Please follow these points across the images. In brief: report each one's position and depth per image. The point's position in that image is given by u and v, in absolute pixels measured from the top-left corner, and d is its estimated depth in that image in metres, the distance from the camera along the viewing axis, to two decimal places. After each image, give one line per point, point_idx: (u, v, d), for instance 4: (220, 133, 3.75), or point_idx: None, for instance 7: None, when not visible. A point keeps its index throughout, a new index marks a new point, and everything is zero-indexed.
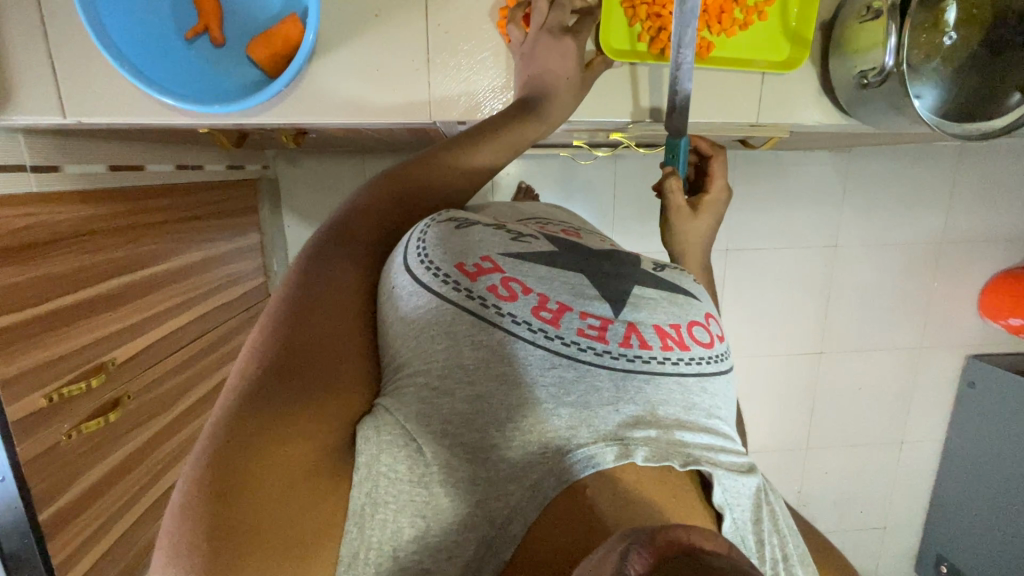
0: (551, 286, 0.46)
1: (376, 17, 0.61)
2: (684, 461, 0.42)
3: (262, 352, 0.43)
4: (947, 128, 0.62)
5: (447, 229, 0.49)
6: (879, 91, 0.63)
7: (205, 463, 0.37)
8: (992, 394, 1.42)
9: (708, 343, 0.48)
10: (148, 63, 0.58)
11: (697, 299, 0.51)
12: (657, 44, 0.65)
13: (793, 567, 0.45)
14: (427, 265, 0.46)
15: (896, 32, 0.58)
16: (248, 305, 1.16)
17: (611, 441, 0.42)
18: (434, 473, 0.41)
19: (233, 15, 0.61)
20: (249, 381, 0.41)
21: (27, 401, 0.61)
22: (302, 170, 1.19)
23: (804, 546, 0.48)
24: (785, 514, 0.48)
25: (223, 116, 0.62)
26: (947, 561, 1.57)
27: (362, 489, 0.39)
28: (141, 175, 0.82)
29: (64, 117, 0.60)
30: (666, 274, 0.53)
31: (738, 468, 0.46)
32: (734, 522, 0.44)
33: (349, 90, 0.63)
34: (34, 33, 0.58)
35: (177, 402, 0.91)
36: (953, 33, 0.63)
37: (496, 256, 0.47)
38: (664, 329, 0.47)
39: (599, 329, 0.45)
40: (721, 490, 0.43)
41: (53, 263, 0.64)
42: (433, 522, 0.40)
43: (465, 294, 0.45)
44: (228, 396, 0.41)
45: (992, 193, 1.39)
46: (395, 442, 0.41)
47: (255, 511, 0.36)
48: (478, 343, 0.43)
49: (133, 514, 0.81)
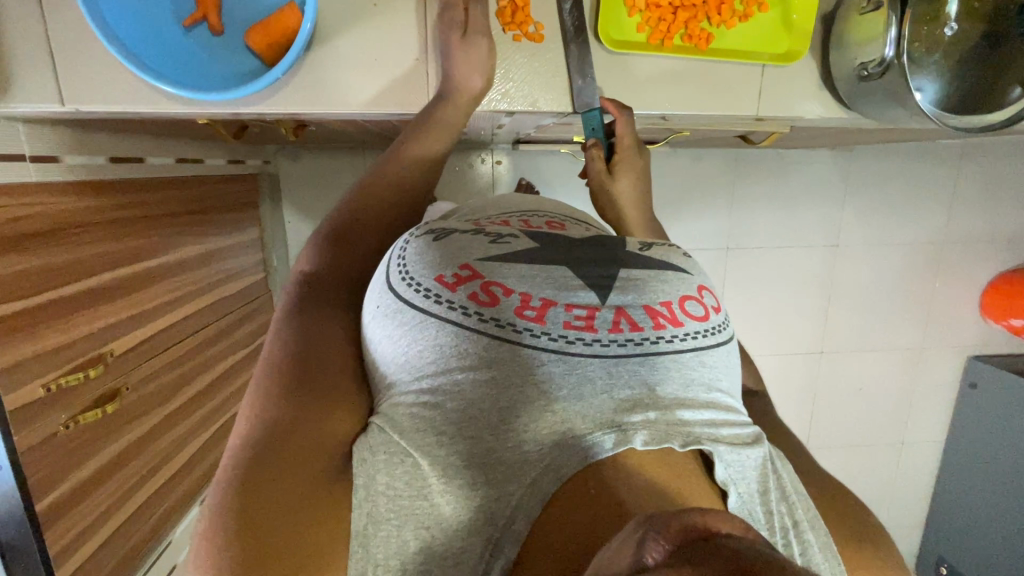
0: (533, 283, 0.46)
1: (374, 6, 0.61)
2: (684, 440, 0.42)
3: (260, 382, 0.46)
4: (950, 120, 0.62)
5: (426, 240, 0.49)
6: (879, 84, 0.63)
7: (222, 502, 0.38)
8: (993, 396, 1.42)
9: (703, 316, 0.48)
10: (147, 51, 0.58)
11: (689, 273, 0.51)
12: (657, 35, 0.65)
13: (804, 534, 0.43)
14: (408, 282, 0.46)
15: (895, 24, 0.58)
16: (247, 300, 1.16)
17: (609, 428, 0.42)
18: (432, 483, 0.41)
19: (232, 3, 0.61)
20: (253, 411, 0.44)
21: (27, 390, 0.61)
22: (303, 165, 1.20)
23: (813, 507, 0.46)
24: (790, 476, 0.46)
25: (221, 105, 0.62)
26: (946, 563, 1.56)
27: (362, 510, 0.40)
28: (141, 168, 0.82)
29: (62, 105, 0.60)
30: (653, 252, 0.52)
31: (741, 440, 0.45)
32: (740, 497, 0.42)
33: (345, 80, 0.63)
34: (34, 22, 0.58)
35: (175, 396, 0.91)
36: (954, 24, 0.63)
37: (474, 264, 0.47)
38: (655, 309, 0.46)
39: (586, 319, 0.45)
40: (723, 466, 0.42)
41: (51, 254, 0.64)
42: (439, 533, 0.40)
43: (447, 305, 0.44)
44: (235, 439, 0.43)
45: (996, 194, 1.39)
46: (390, 460, 0.41)
47: (275, 536, 0.37)
48: (465, 353, 0.43)
49: (129, 507, 0.81)
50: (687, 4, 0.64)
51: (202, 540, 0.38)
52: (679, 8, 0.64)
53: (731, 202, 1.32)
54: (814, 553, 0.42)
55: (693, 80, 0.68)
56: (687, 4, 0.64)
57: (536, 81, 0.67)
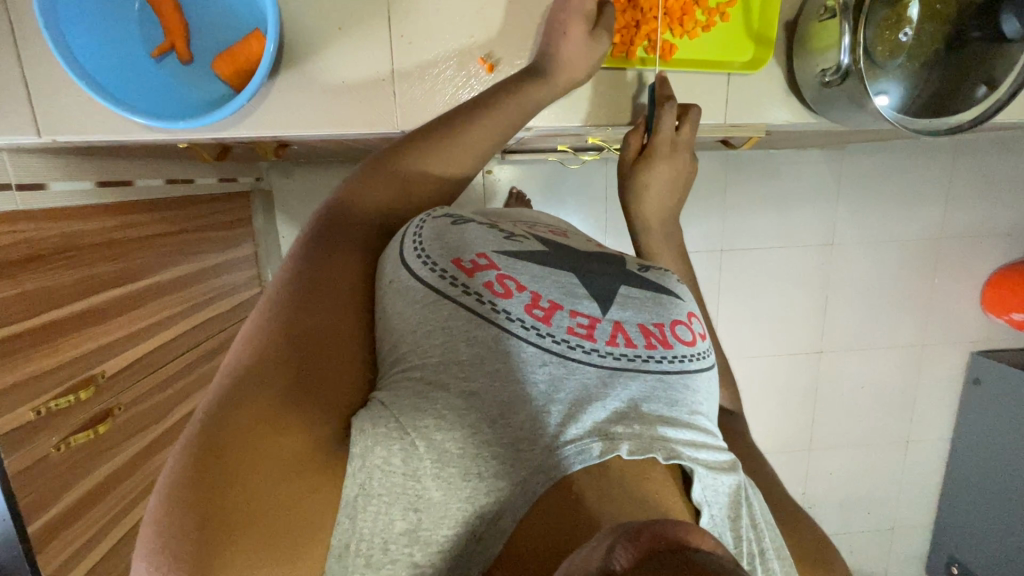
0: (543, 285, 0.47)
1: (340, 30, 0.63)
2: (667, 454, 0.42)
3: (255, 338, 0.44)
4: (908, 123, 0.63)
5: (443, 224, 0.51)
6: (841, 88, 0.63)
7: (188, 460, 0.37)
8: (999, 393, 1.40)
9: (690, 341, 0.48)
10: (118, 81, 0.60)
11: (681, 298, 0.52)
12: (620, 48, 0.68)
13: (769, 562, 0.43)
14: (424, 259, 0.48)
15: (847, 31, 0.59)
16: (241, 317, 1.17)
17: (597, 435, 0.42)
18: (426, 467, 0.39)
19: (199, 31, 0.62)
20: (241, 367, 0.42)
21: (16, 414, 0.62)
22: (295, 180, 1.21)
23: (782, 540, 0.47)
24: (761, 508, 0.47)
25: (195, 131, 0.64)
26: (957, 563, 1.54)
27: (354, 480, 0.38)
28: (129, 190, 0.84)
29: (39, 135, 0.63)
30: (649, 274, 0.53)
31: (718, 465, 0.45)
32: (712, 519, 0.42)
33: (314, 103, 0.65)
34: (11, 60, 0.60)
35: (167, 415, 0.92)
36: (909, 31, 0.63)
37: (492, 254, 0.48)
38: (648, 328, 0.47)
39: (587, 328, 0.46)
40: (701, 487, 0.42)
41: (37, 280, 0.65)
42: (424, 517, 0.39)
43: (462, 289, 0.46)
44: (218, 394, 0.41)
45: (992, 187, 1.38)
46: (390, 436, 0.40)
47: (238, 508, 0.35)
48: (472, 339, 0.44)
49: (123, 528, 0.82)
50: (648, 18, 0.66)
51: (166, 493, 0.37)
52: (640, 22, 0.67)
53: (724, 204, 1.32)
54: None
55: None
56: (648, 16, 0.66)
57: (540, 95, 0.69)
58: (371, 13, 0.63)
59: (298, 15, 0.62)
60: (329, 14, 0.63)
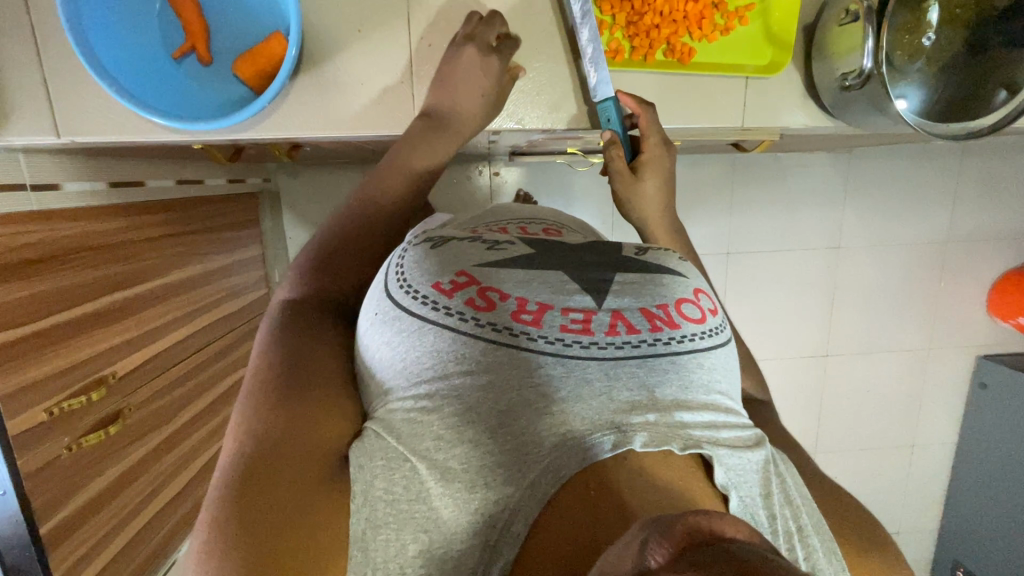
0: (529, 289, 0.47)
1: (359, 32, 0.63)
2: (684, 444, 0.41)
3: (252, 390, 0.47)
4: (931, 128, 0.63)
5: (424, 249, 0.51)
6: (862, 92, 0.63)
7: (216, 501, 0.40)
8: (1004, 396, 1.39)
9: (700, 319, 0.48)
10: (137, 83, 0.60)
11: (684, 277, 0.51)
12: (640, 51, 0.68)
13: (808, 537, 0.43)
14: (407, 288, 0.47)
15: (870, 35, 0.59)
16: (249, 317, 1.17)
17: (609, 429, 0.42)
18: (430, 489, 0.41)
19: (219, 33, 0.63)
20: (244, 419, 0.45)
21: (28, 415, 0.62)
22: (302, 181, 1.21)
23: (819, 515, 0.46)
24: (798, 487, 0.47)
25: (214, 133, 0.64)
26: (963, 566, 1.53)
27: (361, 514, 0.40)
28: (139, 191, 0.84)
29: (57, 136, 0.63)
30: (647, 256, 0.52)
31: (741, 443, 0.45)
32: (742, 501, 0.42)
33: (331, 105, 0.65)
34: (30, 60, 0.61)
35: (176, 416, 0.92)
36: (931, 35, 0.64)
37: (471, 270, 0.48)
38: (651, 312, 0.46)
39: (583, 322, 0.45)
40: (724, 470, 0.42)
41: (52, 278, 0.65)
42: (438, 538, 0.40)
43: (445, 311, 0.45)
44: (236, 434, 0.44)
45: (1000, 191, 1.38)
46: (388, 466, 0.41)
47: (269, 532, 0.38)
48: (463, 357, 0.44)
49: (132, 529, 0.82)
50: (668, 21, 0.66)
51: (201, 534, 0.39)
52: (660, 25, 0.66)
53: (730, 207, 1.32)
54: (817, 558, 0.43)
55: (679, 95, 0.70)
56: (668, 20, 0.65)
57: (555, 95, 0.69)
58: (391, 13, 0.63)
59: (317, 17, 0.63)
60: (348, 15, 0.63)
